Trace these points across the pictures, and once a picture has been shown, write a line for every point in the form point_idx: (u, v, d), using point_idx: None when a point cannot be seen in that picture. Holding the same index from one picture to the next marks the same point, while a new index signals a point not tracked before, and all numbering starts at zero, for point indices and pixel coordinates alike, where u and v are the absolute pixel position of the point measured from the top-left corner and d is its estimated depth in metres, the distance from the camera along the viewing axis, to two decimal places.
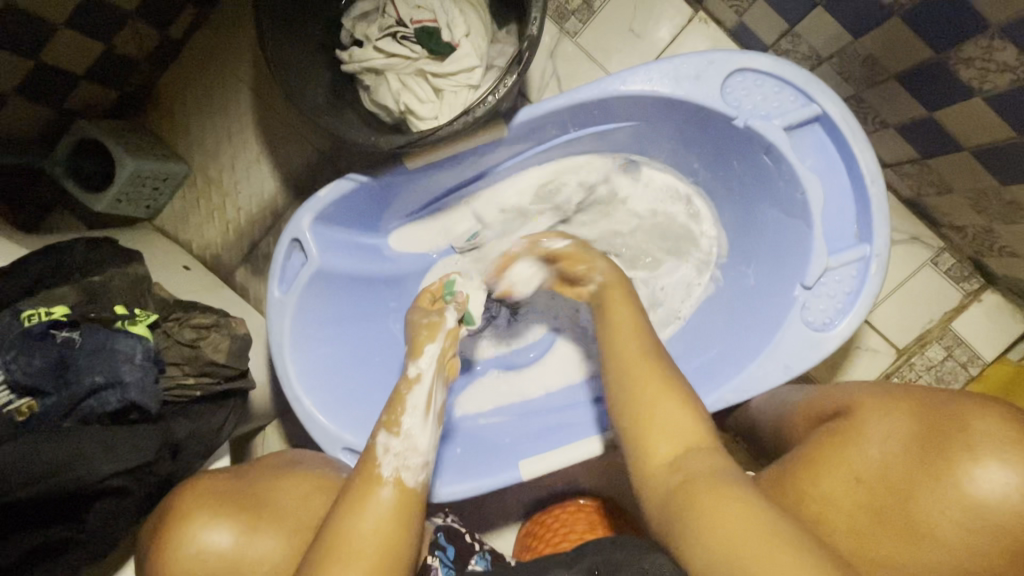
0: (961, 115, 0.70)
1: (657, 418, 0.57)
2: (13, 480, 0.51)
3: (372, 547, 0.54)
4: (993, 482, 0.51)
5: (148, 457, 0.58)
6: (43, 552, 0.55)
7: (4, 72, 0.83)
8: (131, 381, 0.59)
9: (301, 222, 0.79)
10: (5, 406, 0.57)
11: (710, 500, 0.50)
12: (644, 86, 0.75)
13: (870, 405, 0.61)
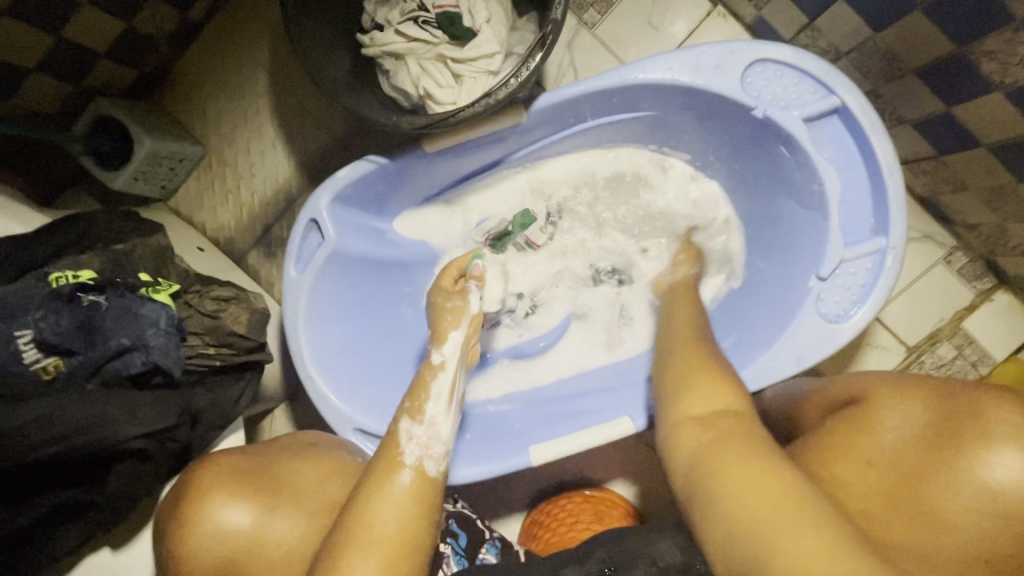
0: (980, 111, 0.70)
1: (699, 390, 0.60)
2: (40, 437, 0.54)
3: (393, 533, 0.54)
4: (1007, 469, 0.49)
5: (168, 423, 0.59)
6: (70, 508, 0.58)
7: (28, 47, 0.83)
8: (152, 345, 0.60)
9: (320, 202, 0.80)
10: (32, 363, 0.58)
11: (732, 457, 0.52)
12: (663, 75, 0.75)
13: (885, 394, 0.60)
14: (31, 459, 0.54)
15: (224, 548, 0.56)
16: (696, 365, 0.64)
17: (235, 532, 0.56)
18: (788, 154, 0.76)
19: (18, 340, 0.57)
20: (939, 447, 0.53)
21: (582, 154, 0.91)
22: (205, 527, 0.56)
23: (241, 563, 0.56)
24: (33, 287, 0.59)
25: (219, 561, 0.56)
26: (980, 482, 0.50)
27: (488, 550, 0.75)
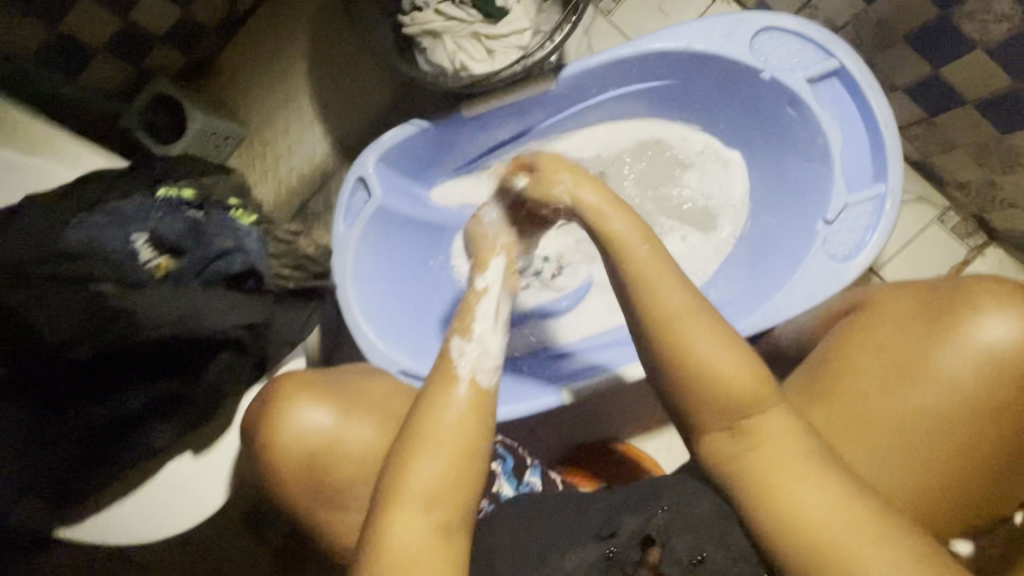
0: (965, 70, 0.78)
1: (716, 377, 0.55)
2: (152, 320, 0.53)
3: (456, 437, 0.58)
4: (998, 330, 0.55)
5: (263, 317, 0.60)
6: (167, 401, 0.58)
7: (98, 26, 0.90)
8: (253, 249, 0.58)
9: (367, 161, 0.88)
10: (145, 260, 0.54)
11: (780, 478, 0.53)
12: (679, 43, 0.83)
13: (886, 298, 0.64)
14: (140, 340, 0.53)
15: (309, 446, 0.63)
16: (681, 324, 0.56)
17: (318, 431, 0.63)
18: (794, 114, 0.84)
19: (133, 241, 0.54)
20: (938, 325, 0.57)
21: (604, 125, 0.99)
22: (291, 429, 0.63)
23: (324, 461, 0.63)
24: (142, 200, 0.56)
25: (305, 458, 0.63)
26: (976, 347, 0.55)
27: (532, 473, 0.82)
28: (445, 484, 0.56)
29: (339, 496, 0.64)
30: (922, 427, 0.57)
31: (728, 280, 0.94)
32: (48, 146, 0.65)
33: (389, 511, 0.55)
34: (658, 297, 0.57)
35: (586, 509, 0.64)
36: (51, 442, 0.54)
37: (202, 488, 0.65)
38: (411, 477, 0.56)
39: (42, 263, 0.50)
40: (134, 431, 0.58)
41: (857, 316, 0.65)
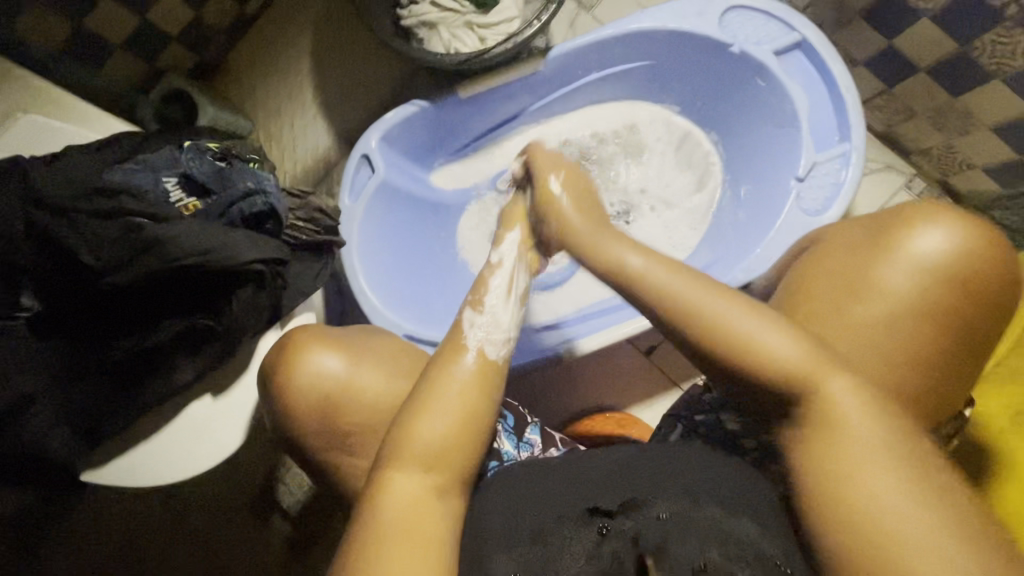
0: (915, 37, 0.86)
1: (768, 357, 0.53)
2: (182, 249, 0.58)
3: (459, 404, 0.58)
4: (931, 240, 0.59)
5: (281, 255, 0.64)
6: (194, 336, 0.63)
7: (116, 23, 0.96)
8: (271, 191, 0.65)
9: (370, 139, 0.94)
10: (177, 200, 0.62)
11: (846, 457, 0.50)
12: (655, 23, 0.92)
13: (838, 232, 0.67)
14: (168, 267, 0.58)
15: (322, 389, 0.66)
16: (714, 305, 0.56)
17: (330, 375, 0.66)
18: (764, 84, 0.92)
19: (164, 182, 0.63)
20: (879, 243, 0.62)
21: (590, 108, 1.07)
22: (305, 373, 0.66)
23: (336, 404, 0.66)
24: (171, 150, 0.64)
25: (319, 401, 0.66)
26: (915, 257, 0.59)
27: (532, 431, 0.79)
28: (446, 448, 0.56)
29: (349, 439, 0.67)
30: (874, 337, 0.59)
31: (718, 246, 0.99)
32: (82, 116, 0.74)
33: (389, 473, 0.55)
34: (683, 290, 0.57)
35: (585, 474, 0.62)
36: (89, 370, 0.62)
37: (221, 430, 0.69)
38: (412, 442, 0.56)
39: (86, 200, 0.58)
40: (161, 363, 0.64)
41: (812, 252, 0.69)
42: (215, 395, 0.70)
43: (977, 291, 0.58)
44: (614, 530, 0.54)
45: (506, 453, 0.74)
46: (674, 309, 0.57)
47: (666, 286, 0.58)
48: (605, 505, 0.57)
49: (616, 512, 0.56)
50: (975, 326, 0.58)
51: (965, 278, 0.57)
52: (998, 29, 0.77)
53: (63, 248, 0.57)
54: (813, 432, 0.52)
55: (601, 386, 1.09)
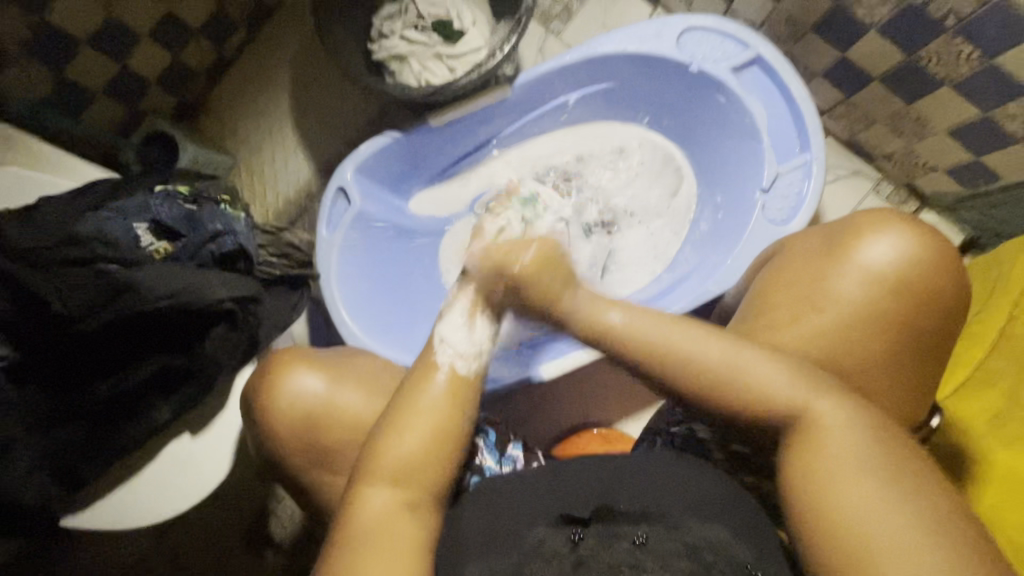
0: (866, 48, 0.89)
1: (753, 383, 0.56)
2: (155, 292, 0.62)
3: (429, 421, 0.59)
4: (881, 249, 0.62)
5: (253, 293, 0.69)
6: (170, 374, 0.67)
7: (96, 71, 0.98)
8: (240, 232, 0.72)
9: (345, 172, 0.96)
10: (147, 244, 0.68)
11: (825, 466, 0.52)
12: (616, 46, 0.95)
13: (798, 243, 0.70)
14: (140, 311, 0.62)
15: (304, 409, 0.67)
16: (691, 338, 0.59)
17: (311, 395, 0.68)
18: (724, 99, 0.95)
19: (135, 228, 0.67)
20: (834, 254, 0.65)
21: (562, 130, 1.10)
22: (287, 394, 0.68)
23: (317, 423, 0.67)
24: (144, 197, 0.69)
25: (302, 420, 0.67)
26: (866, 265, 0.62)
27: (514, 447, 0.78)
28: (417, 466, 0.58)
29: (332, 458, 0.68)
30: (830, 342, 0.62)
31: (697, 258, 1.01)
32: (62, 166, 0.77)
33: (363, 487, 0.58)
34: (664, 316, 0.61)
35: (558, 482, 0.62)
36: (68, 417, 0.64)
37: (202, 465, 0.72)
38: (383, 460, 0.58)
39: (62, 250, 0.62)
40: (139, 402, 0.67)
41: (776, 263, 0.71)
42: (193, 432, 0.72)
43: (924, 298, 0.61)
44: (587, 540, 0.56)
45: (489, 469, 0.73)
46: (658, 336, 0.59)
47: (662, 313, 0.61)
48: (579, 513, 0.58)
49: (590, 520, 0.57)
50: (924, 332, 0.61)
51: (910, 283, 0.61)
52: (941, 39, 0.80)
53: (37, 300, 0.59)
54: (800, 445, 0.54)
55: (587, 401, 1.10)
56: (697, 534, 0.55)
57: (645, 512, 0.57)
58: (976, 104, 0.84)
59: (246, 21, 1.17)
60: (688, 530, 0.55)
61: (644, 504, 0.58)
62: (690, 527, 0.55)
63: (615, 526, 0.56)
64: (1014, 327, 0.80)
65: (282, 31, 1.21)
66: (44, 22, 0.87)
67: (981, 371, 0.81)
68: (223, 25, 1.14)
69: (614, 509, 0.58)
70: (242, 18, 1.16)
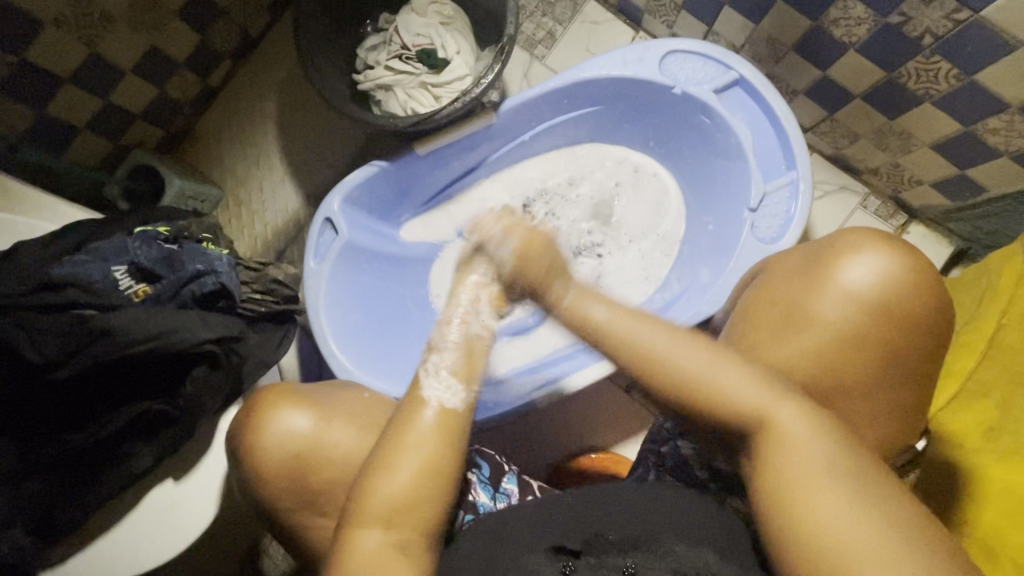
0: (847, 67, 0.90)
1: (719, 390, 0.55)
2: (134, 335, 0.61)
3: (418, 463, 0.56)
4: (859, 269, 0.61)
5: (235, 332, 0.67)
6: (149, 421, 0.65)
7: (80, 107, 0.98)
8: (221, 270, 0.69)
9: (332, 202, 0.95)
10: (125, 287, 0.67)
11: (792, 474, 0.51)
12: (599, 71, 0.96)
13: (779, 259, 0.70)
14: (118, 356, 0.61)
15: (292, 446, 0.66)
16: (658, 341, 0.57)
17: (301, 433, 0.66)
18: (709, 120, 0.96)
19: (113, 271, 0.66)
20: (814, 274, 0.63)
21: (548, 152, 1.10)
22: (274, 433, 0.66)
23: (305, 464, 0.66)
24: (122, 238, 0.68)
25: (288, 460, 0.66)
26: (850, 286, 0.61)
27: (508, 480, 0.76)
28: (406, 503, 0.56)
29: (318, 497, 0.66)
30: (809, 362, 0.61)
31: (687, 277, 1.01)
32: (37, 206, 0.76)
33: (355, 526, 0.56)
34: (632, 332, 0.57)
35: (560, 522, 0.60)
36: (44, 468, 0.62)
37: (187, 509, 0.70)
38: (371, 499, 0.56)
39: (33, 296, 0.62)
40: (118, 452, 0.65)
41: (760, 279, 0.70)
42: (177, 477, 0.71)
43: (912, 319, 0.60)
44: (579, 570, 0.55)
45: (483, 505, 0.71)
46: (625, 340, 0.57)
47: (621, 330, 0.58)
48: (571, 544, 0.57)
49: (581, 552, 0.56)
50: (911, 352, 0.61)
51: (900, 302, 0.60)
52: (919, 58, 0.80)
53: (12, 347, 0.59)
54: (765, 455, 0.53)
55: (583, 426, 1.09)
56: (684, 559, 0.53)
57: (633, 540, 0.56)
58: (957, 119, 0.84)
59: (231, 53, 1.17)
60: (676, 556, 0.54)
61: (632, 531, 0.57)
62: (676, 552, 0.54)
63: (607, 557, 0.55)
64: (1001, 337, 0.80)
65: (267, 62, 1.21)
66: (24, 61, 0.87)
67: (972, 384, 0.80)
68: (209, 56, 1.13)
69: (603, 538, 0.57)
70: (228, 51, 1.16)
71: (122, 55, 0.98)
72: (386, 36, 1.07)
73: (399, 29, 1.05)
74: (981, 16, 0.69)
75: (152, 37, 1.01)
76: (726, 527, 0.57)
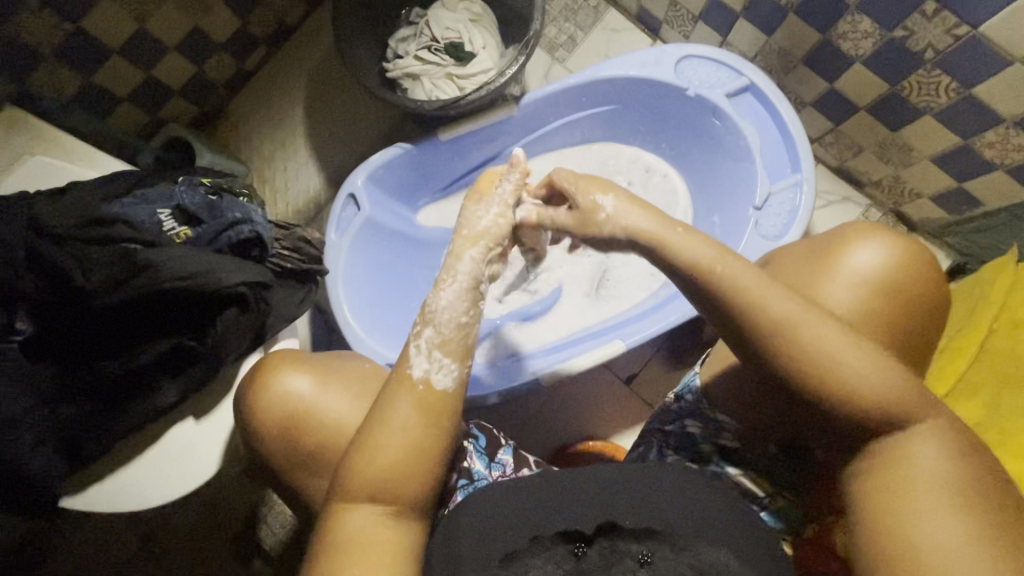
0: (853, 80, 0.95)
1: (863, 394, 0.54)
2: (175, 271, 0.65)
3: (402, 444, 0.55)
4: (861, 256, 0.64)
5: (265, 279, 0.72)
6: (180, 355, 0.70)
7: (124, 77, 1.04)
8: (258, 220, 0.74)
9: (356, 180, 1.00)
10: (169, 228, 0.70)
11: (911, 492, 0.52)
12: (618, 71, 1.01)
13: (786, 250, 0.73)
14: (157, 290, 0.65)
15: (287, 407, 0.67)
16: (813, 328, 0.56)
17: (299, 395, 0.68)
18: (719, 123, 1.00)
19: (158, 214, 0.71)
20: (822, 259, 0.67)
21: (564, 148, 1.15)
22: (272, 399, 0.68)
23: (298, 424, 0.68)
24: (168, 185, 0.73)
25: (282, 423, 0.68)
26: (852, 272, 0.64)
27: (505, 451, 0.77)
28: (391, 481, 0.55)
29: (313, 462, 0.68)
30: None
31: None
32: (82, 159, 0.80)
33: (344, 499, 0.55)
34: (773, 302, 0.57)
35: (560, 485, 0.64)
36: (77, 393, 0.67)
37: (202, 454, 0.74)
38: (355, 478, 0.55)
39: (87, 230, 0.66)
40: (148, 383, 0.70)
41: (768, 268, 0.74)
42: (197, 417, 0.75)
43: (909, 305, 0.63)
44: (590, 554, 0.57)
45: (477, 472, 0.73)
46: (762, 318, 0.57)
47: (768, 300, 0.57)
48: (582, 530, 0.59)
49: (594, 535, 0.58)
50: (908, 334, 0.64)
51: (896, 287, 0.63)
52: (921, 71, 0.85)
53: (62, 273, 0.64)
54: (891, 461, 0.54)
55: (582, 413, 1.12)
56: (704, 558, 0.55)
57: (649, 529, 0.58)
58: (956, 132, 0.89)
59: (267, 39, 1.23)
60: (694, 551, 0.55)
61: (649, 521, 0.58)
62: (697, 549, 0.55)
63: (620, 543, 0.57)
64: (993, 342, 0.83)
65: (300, 49, 1.27)
66: (79, 29, 0.93)
67: (962, 384, 0.83)
68: (247, 40, 1.19)
69: (616, 524, 0.58)
70: (265, 37, 1.22)
71: (169, 31, 1.04)
72: (417, 29, 1.12)
73: (430, 23, 1.11)
74: (979, 32, 0.74)
75: (198, 17, 1.06)
76: (727, 517, 0.59)
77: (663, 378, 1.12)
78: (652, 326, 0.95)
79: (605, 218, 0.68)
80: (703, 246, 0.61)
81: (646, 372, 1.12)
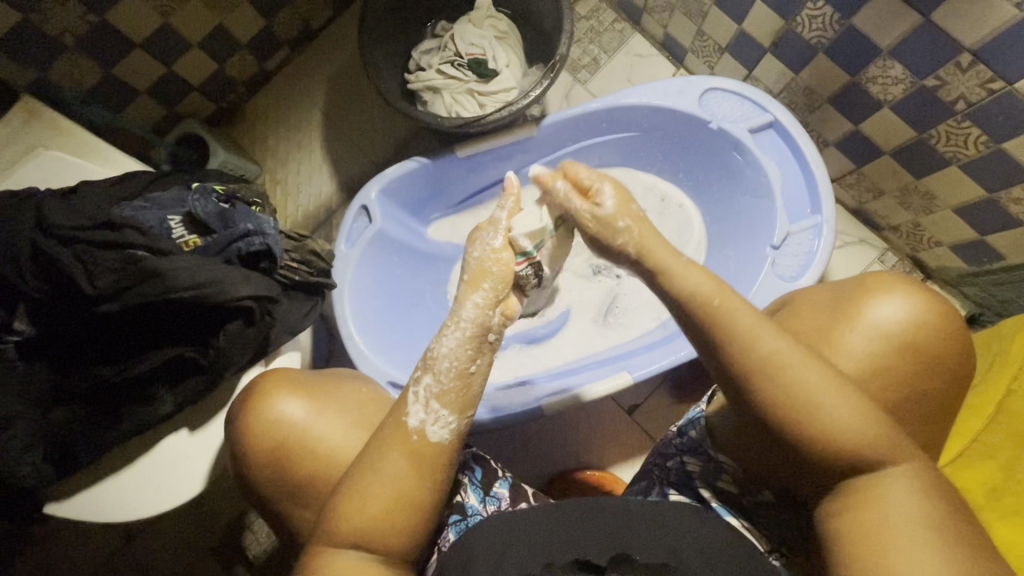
0: (879, 124, 0.93)
1: (836, 430, 0.53)
2: (182, 281, 0.65)
3: (396, 484, 0.55)
4: (884, 308, 0.63)
5: (272, 294, 0.71)
6: (179, 366, 0.69)
7: (144, 71, 1.03)
8: (269, 232, 0.73)
9: (370, 191, 0.99)
10: (177, 235, 0.69)
11: (883, 537, 0.50)
12: (642, 99, 1.00)
13: (806, 293, 0.72)
14: (162, 300, 0.64)
15: (278, 432, 0.66)
16: (796, 364, 0.55)
17: (293, 421, 0.67)
18: (741, 158, 0.99)
19: (169, 220, 0.70)
20: (841, 308, 0.65)
21: None
22: (266, 419, 0.67)
23: (288, 451, 0.66)
24: (180, 191, 0.72)
25: (273, 445, 0.66)
26: (871, 324, 0.63)
27: (501, 484, 0.75)
28: (378, 524, 0.54)
29: (303, 492, 0.67)
30: None
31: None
32: (95, 153, 0.79)
33: (328, 541, 0.54)
34: (758, 333, 0.56)
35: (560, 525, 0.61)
36: (72, 397, 0.66)
37: (193, 465, 0.72)
38: (345, 514, 0.54)
39: (94, 232, 0.65)
40: (144, 392, 0.69)
41: (783, 310, 0.72)
42: (192, 428, 0.74)
43: (929, 362, 0.62)
44: None
45: (471, 507, 0.70)
46: (743, 349, 0.56)
47: (747, 332, 0.56)
48: (595, 560, 0.55)
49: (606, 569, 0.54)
50: (924, 392, 0.62)
51: (915, 345, 0.62)
52: (950, 121, 0.83)
53: (66, 276, 0.63)
54: (866, 499, 0.53)
55: (582, 441, 1.09)
56: None
57: (663, 565, 0.54)
58: (982, 185, 0.87)
59: (290, 42, 1.22)
60: None
61: (661, 557, 0.55)
62: None
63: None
64: (1010, 403, 0.79)
65: (322, 53, 1.26)
66: (102, 21, 0.92)
67: (976, 443, 0.80)
68: (270, 41, 1.18)
69: (631, 558, 0.55)
70: (288, 39, 1.21)
71: (192, 29, 1.03)
72: (441, 43, 1.12)
73: (454, 37, 1.10)
74: (1014, 87, 0.73)
75: (222, 17, 1.06)
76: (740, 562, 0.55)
77: (667, 411, 1.10)
78: (659, 359, 0.93)
79: (623, 228, 0.67)
80: (693, 279, 0.61)
81: (649, 403, 1.10)
